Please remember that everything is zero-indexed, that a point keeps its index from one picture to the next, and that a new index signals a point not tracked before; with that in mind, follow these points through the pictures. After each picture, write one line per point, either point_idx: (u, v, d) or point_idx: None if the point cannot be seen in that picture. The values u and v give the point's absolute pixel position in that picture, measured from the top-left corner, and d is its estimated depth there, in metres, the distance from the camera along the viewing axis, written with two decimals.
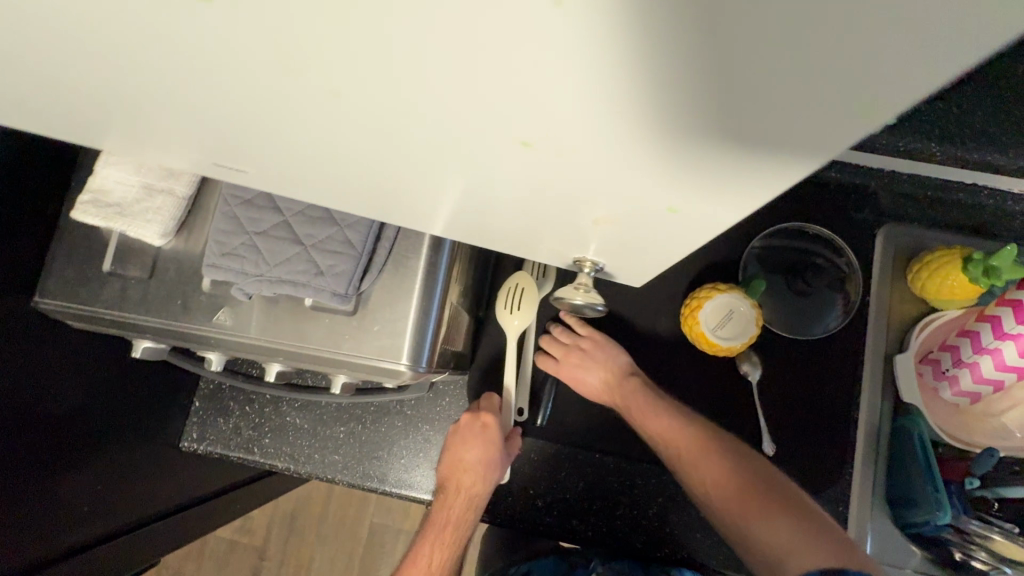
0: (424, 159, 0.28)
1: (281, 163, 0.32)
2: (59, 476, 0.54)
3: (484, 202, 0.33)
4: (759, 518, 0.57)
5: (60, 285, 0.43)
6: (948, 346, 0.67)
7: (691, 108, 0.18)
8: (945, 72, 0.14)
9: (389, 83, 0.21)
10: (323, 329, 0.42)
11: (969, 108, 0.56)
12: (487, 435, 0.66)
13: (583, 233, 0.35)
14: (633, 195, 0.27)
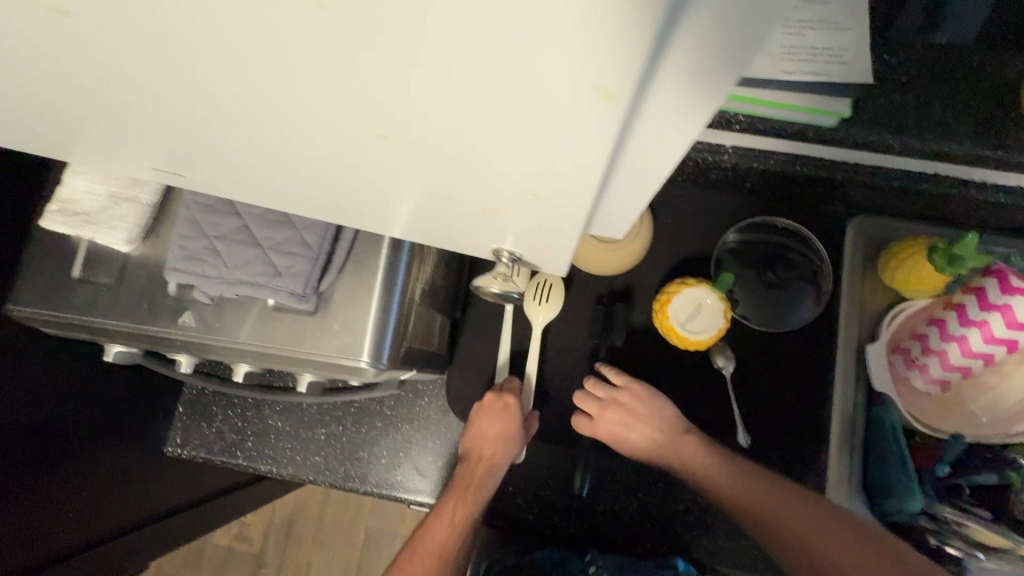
0: (306, 159, 0.31)
1: (197, 165, 0.35)
2: (40, 481, 0.55)
3: (381, 203, 0.36)
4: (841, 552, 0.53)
5: (33, 292, 0.44)
6: (918, 334, 0.67)
7: (468, 90, 0.21)
8: (632, 51, 0.17)
9: (234, 83, 0.24)
10: (285, 329, 0.43)
11: (923, 100, 0.57)
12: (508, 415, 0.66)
13: (481, 227, 0.37)
14: (492, 181, 0.29)
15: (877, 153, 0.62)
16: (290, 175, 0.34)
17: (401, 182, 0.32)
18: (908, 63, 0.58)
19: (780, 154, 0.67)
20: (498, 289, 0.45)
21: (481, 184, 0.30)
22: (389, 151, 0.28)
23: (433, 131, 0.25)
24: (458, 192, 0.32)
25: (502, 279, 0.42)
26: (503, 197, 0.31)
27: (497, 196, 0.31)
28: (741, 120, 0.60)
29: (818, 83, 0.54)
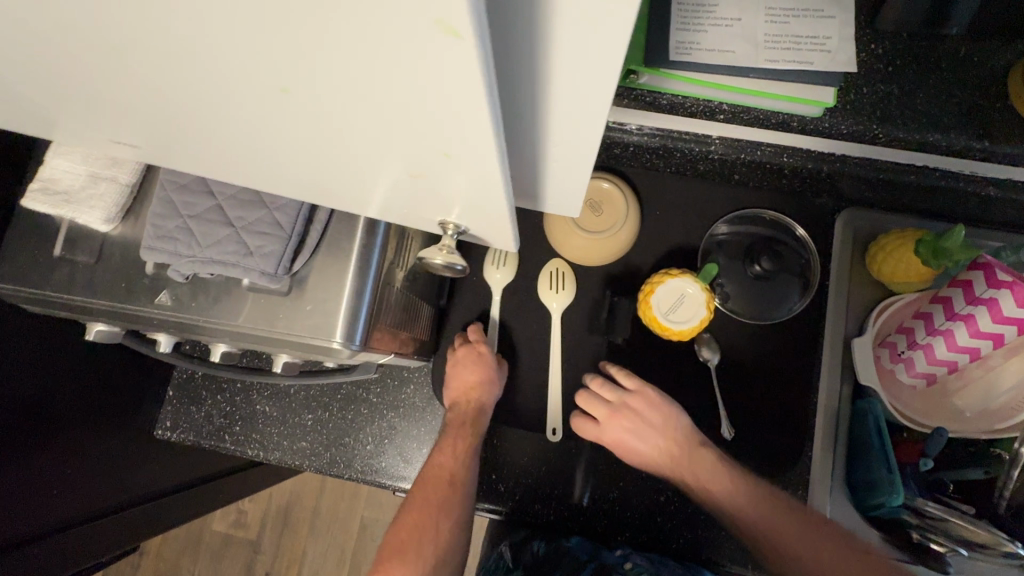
0: (199, 117, 0.27)
1: (95, 124, 0.31)
2: (25, 460, 0.56)
3: (298, 168, 0.32)
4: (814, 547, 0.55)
5: (15, 270, 0.45)
6: (904, 328, 0.66)
7: (307, 23, 0.17)
8: None
9: (73, 24, 0.20)
10: (260, 309, 0.44)
11: (908, 91, 0.57)
12: (481, 360, 0.70)
13: (414, 196, 0.33)
14: (400, 142, 0.25)
15: (863, 144, 0.61)
16: (193, 138, 0.30)
17: (317, 150, 0.28)
18: (892, 53, 0.58)
19: (767, 145, 0.67)
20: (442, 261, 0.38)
21: (400, 152, 0.27)
22: (289, 112, 0.24)
23: (306, 80, 0.21)
24: (372, 158, 0.28)
25: (447, 249, 0.38)
26: (428, 164, 0.28)
27: (421, 163, 0.28)
28: (724, 108, 0.60)
29: (799, 71, 0.54)
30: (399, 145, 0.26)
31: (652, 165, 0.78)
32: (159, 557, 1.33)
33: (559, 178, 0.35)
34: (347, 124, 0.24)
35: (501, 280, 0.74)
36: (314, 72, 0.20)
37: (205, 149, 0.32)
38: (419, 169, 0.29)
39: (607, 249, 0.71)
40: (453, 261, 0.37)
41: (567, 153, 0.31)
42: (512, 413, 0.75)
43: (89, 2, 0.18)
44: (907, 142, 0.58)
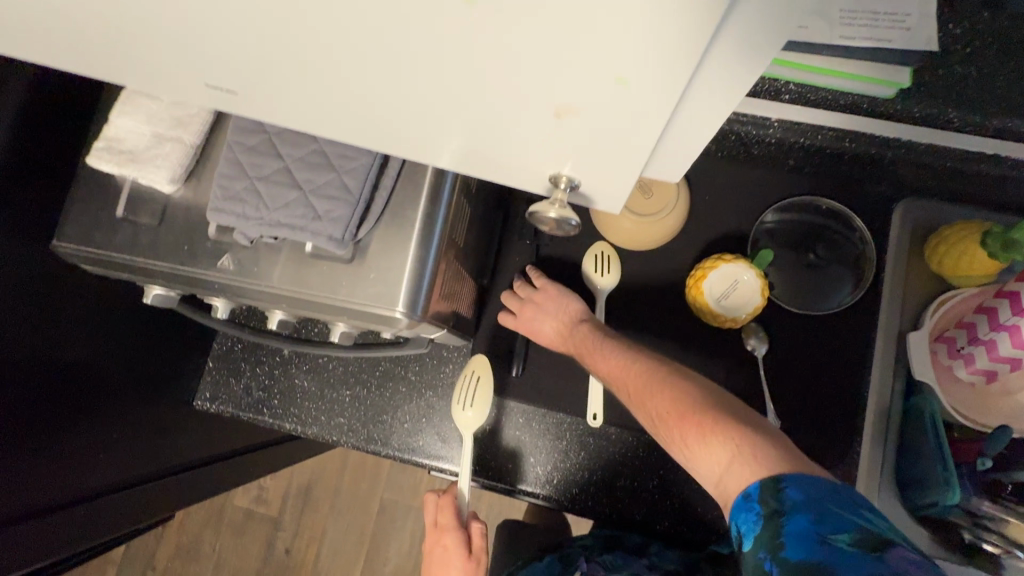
0: (330, 37, 0.24)
1: (193, 55, 0.28)
2: (66, 425, 0.56)
3: (415, 108, 0.29)
4: (694, 441, 0.50)
5: (78, 229, 0.45)
6: (965, 323, 0.64)
7: None
8: None
9: None
10: (321, 276, 0.43)
11: (987, 73, 0.54)
12: (450, 560, 0.63)
13: (531, 146, 0.31)
14: (566, 68, 0.23)
15: (935, 129, 0.59)
16: (305, 71, 0.27)
17: (453, 81, 0.26)
18: (972, 34, 0.55)
19: (828, 129, 0.64)
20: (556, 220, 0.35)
21: (554, 81, 0.24)
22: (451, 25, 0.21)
23: None
24: (513, 93, 0.26)
25: (559, 202, 0.35)
26: (574, 92, 0.25)
27: (568, 97, 0.25)
28: (791, 89, 0.58)
29: (875, 48, 0.52)
30: (560, 70, 0.23)
31: (702, 148, 0.76)
32: (183, 528, 1.35)
33: (678, 139, 0.31)
34: (511, 34, 0.21)
35: (470, 421, 0.67)
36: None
37: (310, 85, 0.29)
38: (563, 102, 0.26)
39: (653, 233, 0.70)
40: (567, 215, 0.34)
41: (706, 103, 0.27)
42: (552, 397, 0.73)
43: None
44: (982, 128, 0.56)
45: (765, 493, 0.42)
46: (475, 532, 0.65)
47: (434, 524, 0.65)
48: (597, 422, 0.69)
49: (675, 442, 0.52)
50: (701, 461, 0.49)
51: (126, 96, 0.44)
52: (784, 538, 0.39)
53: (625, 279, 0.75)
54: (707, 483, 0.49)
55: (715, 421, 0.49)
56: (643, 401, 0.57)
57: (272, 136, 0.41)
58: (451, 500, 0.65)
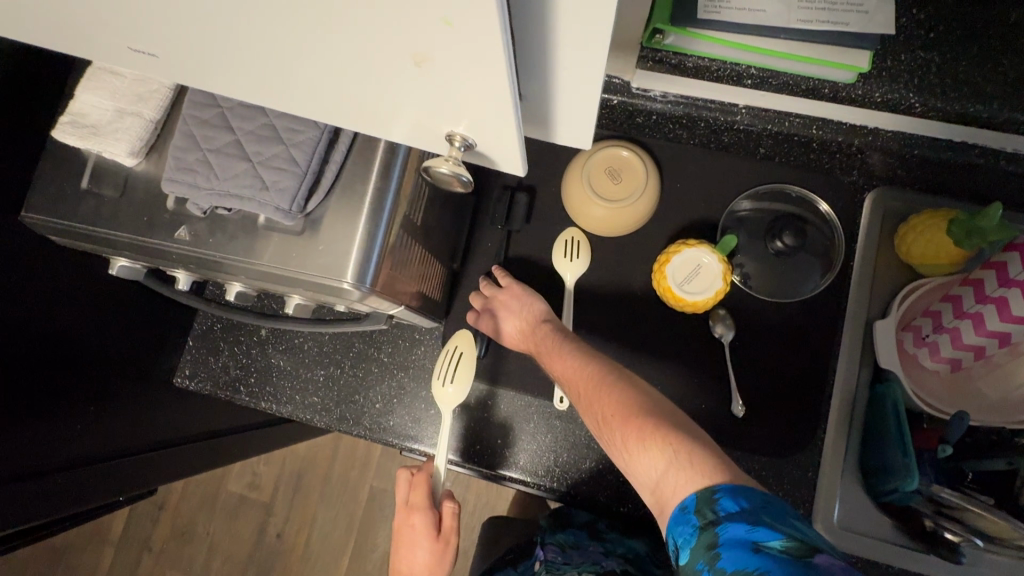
0: None
1: (79, 7, 0.28)
2: (39, 397, 0.57)
3: (290, 59, 0.28)
4: (636, 446, 0.50)
5: (45, 201, 0.47)
6: (931, 312, 0.64)
7: None
8: None
9: None
10: (274, 247, 0.45)
11: (951, 58, 0.54)
12: (419, 540, 0.64)
13: (416, 99, 0.30)
14: (397, 14, 0.22)
15: (899, 115, 0.59)
16: (168, 16, 0.27)
17: (304, 29, 0.25)
18: (934, 20, 0.55)
19: (795, 115, 0.65)
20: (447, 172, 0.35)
21: (394, 27, 0.23)
22: None
23: None
24: (364, 42, 0.25)
25: (454, 159, 0.35)
26: (417, 37, 0.23)
27: (420, 43, 0.24)
28: (752, 73, 0.57)
29: (833, 32, 0.52)
30: (391, 15, 0.22)
31: (675, 136, 0.76)
32: (177, 511, 1.38)
33: (571, 77, 0.29)
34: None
35: (450, 396, 0.68)
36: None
37: (184, 34, 0.28)
38: (412, 50, 0.24)
39: (623, 220, 0.70)
40: (461, 171, 0.35)
41: (576, 41, 0.25)
42: (522, 380, 0.74)
43: None
44: (945, 114, 0.56)
45: (699, 504, 0.41)
46: (447, 512, 0.66)
47: (405, 504, 0.66)
48: (564, 405, 0.71)
49: (619, 449, 0.52)
50: (642, 468, 0.48)
51: (90, 72, 0.46)
52: (717, 548, 0.38)
53: (597, 264, 0.76)
54: (646, 491, 0.48)
55: (659, 430, 0.49)
56: (593, 405, 0.57)
57: (225, 110, 0.43)
58: (424, 480, 0.66)
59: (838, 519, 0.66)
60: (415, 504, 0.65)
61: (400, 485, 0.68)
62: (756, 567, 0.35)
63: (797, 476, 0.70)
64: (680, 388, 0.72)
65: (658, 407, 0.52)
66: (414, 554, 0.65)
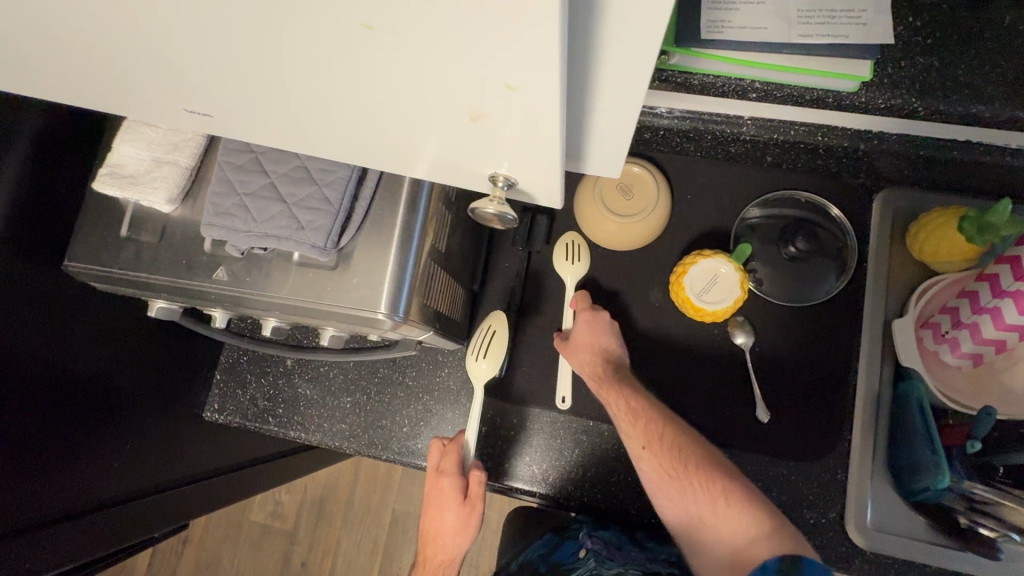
0: (247, 52, 0.25)
1: (146, 74, 0.30)
2: (81, 441, 0.59)
3: (346, 116, 0.30)
4: (726, 508, 0.56)
5: (86, 250, 0.49)
6: (948, 308, 0.64)
7: None
8: None
9: None
10: (309, 283, 0.46)
11: (951, 62, 0.56)
12: (446, 503, 0.64)
13: (461, 147, 0.32)
14: (459, 79, 0.24)
15: (901, 119, 0.60)
16: (236, 82, 0.29)
17: (367, 91, 0.27)
18: (930, 26, 0.57)
19: (799, 124, 0.67)
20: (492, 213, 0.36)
21: (454, 88, 0.25)
22: (348, 44, 0.23)
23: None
24: (424, 100, 0.27)
25: (499, 199, 0.36)
26: (480, 98, 0.25)
27: (476, 102, 0.26)
28: (756, 88, 0.59)
29: (832, 45, 0.54)
30: (454, 80, 0.24)
31: (683, 149, 0.78)
32: (202, 545, 1.37)
33: (610, 115, 0.32)
34: (400, 56, 0.23)
35: (483, 372, 0.69)
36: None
37: (255, 102, 0.31)
38: (474, 110, 0.27)
39: (636, 231, 0.71)
40: (505, 211, 0.36)
41: (620, 78, 0.28)
42: (546, 397, 0.75)
43: None
44: (949, 116, 0.57)
45: (783, 567, 0.49)
46: (474, 480, 0.65)
47: (434, 469, 0.66)
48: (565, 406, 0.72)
49: (687, 506, 0.58)
50: (733, 528, 0.55)
51: (126, 125, 0.48)
52: None
53: (612, 278, 0.77)
54: (715, 548, 0.56)
55: (751, 504, 0.56)
56: (656, 463, 0.60)
57: (259, 155, 0.45)
58: (456, 448, 0.66)
59: (871, 519, 0.66)
60: (444, 467, 0.65)
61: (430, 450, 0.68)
62: None
63: (826, 479, 0.70)
64: (702, 396, 0.73)
65: (725, 469, 0.59)
66: (442, 519, 0.65)
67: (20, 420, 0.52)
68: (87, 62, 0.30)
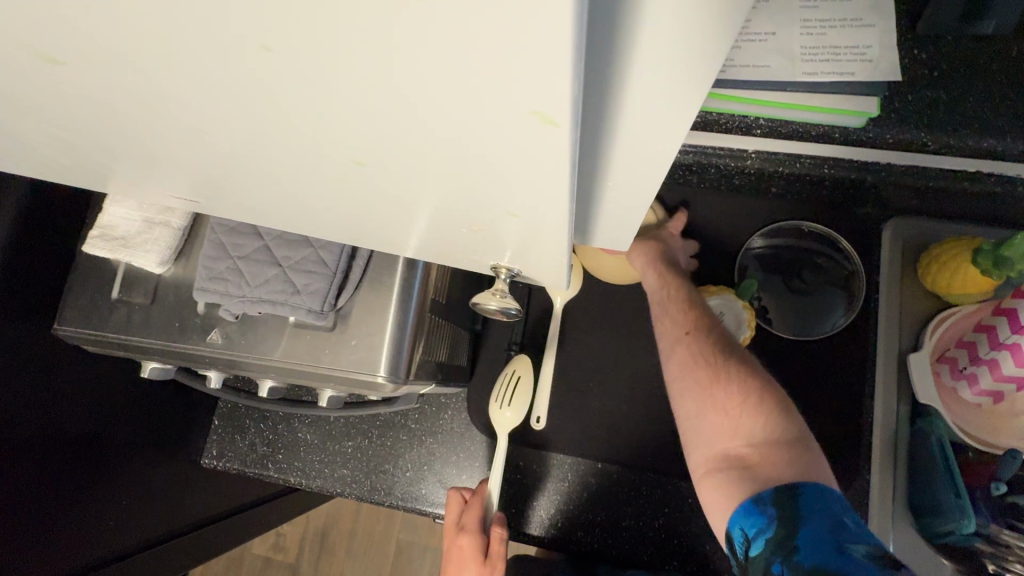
0: (269, 177, 0.27)
1: (156, 174, 0.31)
2: (73, 501, 0.57)
3: (360, 223, 0.32)
4: (747, 408, 0.52)
5: (76, 313, 0.47)
6: (965, 342, 0.62)
7: (407, 113, 0.18)
8: (552, 77, 0.14)
9: (178, 106, 0.21)
10: (306, 345, 0.45)
11: (959, 94, 0.54)
12: (466, 563, 0.62)
13: (471, 244, 0.33)
14: (473, 205, 0.26)
15: (909, 152, 0.59)
16: (262, 196, 0.31)
17: (379, 208, 0.29)
18: (938, 58, 0.55)
19: (806, 157, 0.65)
20: (500, 308, 0.36)
21: (463, 209, 0.27)
22: (365, 180, 0.25)
23: (402, 154, 0.21)
24: (440, 214, 0.28)
25: (501, 292, 0.36)
26: (488, 219, 0.27)
27: (485, 219, 0.27)
28: (762, 124, 0.58)
29: (839, 82, 0.52)
30: (466, 204, 0.26)
31: (685, 180, 0.77)
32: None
33: (616, 217, 0.33)
34: (408, 179, 0.24)
35: (509, 421, 0.68)
36: (393, 141, 0.20)
37: (260, 200, 0.31)
38: (479, 221, 0.28)
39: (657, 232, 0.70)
40: (510, 304, 0.36)
41: (625, 192, 0.29)
42: (551, 438, 0.73)
43: (190, 90, 0.19)
44: (959, 149, 0.55)
45: (779, 497, 0.44)
46: (495, 537, 0.63)
47: (456, 525, 0.64)
48: (541, 426, 0.70)
49: (711, 399, 0.54)
50: (746, 423, 0.51)
51: None
52: (795, 544, 0.40)
53: (616, 314, 0.76)
54: (722, 441, 0.52)
55: (776, 415, 0.51)
56: (694, 351, 0.58)
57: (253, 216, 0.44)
58: (478, 503, 0.64)
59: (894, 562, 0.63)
60: (467, 523, 0.63)
61: (452, 504, 0.66)
62: (840, 564, 0.38)
63: None
64: None
65: (770, 385, 0.54)
66: None
67: (13, 484, 0.51)
68: (81, 151, 0.30)
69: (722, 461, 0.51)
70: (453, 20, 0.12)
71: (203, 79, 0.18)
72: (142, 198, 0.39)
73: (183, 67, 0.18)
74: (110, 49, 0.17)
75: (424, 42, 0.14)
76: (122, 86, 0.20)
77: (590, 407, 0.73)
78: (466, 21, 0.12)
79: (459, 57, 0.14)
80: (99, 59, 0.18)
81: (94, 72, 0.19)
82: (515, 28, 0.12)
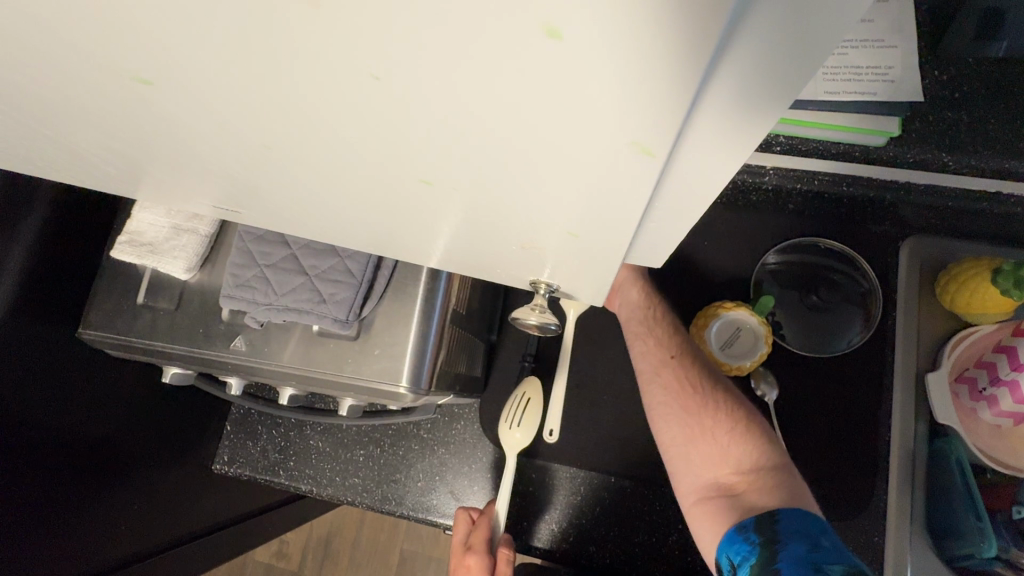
0: (323, 191, 0.27)
1: (203, 185, 0.31)
2: (89, 505, 0.57)
3: (401, 236, 0.32)
4: (734, 437, 0.54)
5: (100, 318, 0.48)
6: (985, 363, 0.62)
7: (492, 136, 0.18)
8: (657, 104, 0.14)
9: (254, 124, 0.21)
10: (329, 354, 0.45)
11: (981, 116, 0.54)
12: None
13: (510, 259, 0.33)
14: (526, 224, 0.26)
15: (930, 172, 0.59)
16: (310, 209, 0.31)
17: (426, 223, 0.29)
18: (960, 80, 0.55)
19: (824, 174, 0.65)
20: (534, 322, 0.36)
21: (515, 228, 0.27)
22: (425, 197, 0.25)
23: (473, 172, 0.21)
24: (489, 231, 0.28)
25: (540, 307, 0.37)
26: (537, 239, 0.28)
27: (537, 239, 0.28)
28: (782, 141, 0.57)
29: (860, 102, 0.53)
30: (518, 224, 0.26)
31: None
32: None
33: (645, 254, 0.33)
34: (471, 198, 0.24)
35: (517, 442, 0.68)
36: (468, 162, 0.20)
37: (304, 212, 0.32)
38: (529, 240, 0.28)
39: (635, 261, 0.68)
40: (546, 319, 0.36)
41: (659, 237, 0.29)
42: (564, 451, 0.73)
43: (271, 110, 0.20)
44: (980, 169, 0.55)
45: (759, 522, 0.46)
46: (502, 558, 0.62)
47: (462, 544, 0.64)
48: (553, 439, 0.70)
49: (699, 427, 0.55)
50: (735, 454, 0.53)
51: None
52: (776, 564, 0.42)
53: None
54: (713, 470, 0.53)
55: (759, 443, 0.54)
56: (679, 375, 0.59)
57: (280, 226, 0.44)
58: (486, 523, 0.64)
59: None
60: (474, 543, 0.62)
61: (459, 525, 0.66)
62: None
63: (861, 543, 0.67)
64: None
65: (751, 413, 0.57)
66: None
67: (31, 487, 0.51)
68: (128, 160, 0.30)
69: (712, 490, 0.52)
70: (573, 54, 0.13)
71: (295, 104, 0.19)
72: (177, 205, 0.40)
73: (278, 92, 0.18)
74: (206, 72, 0.18)
75: (539, 69, 0.14)
76: (196, 102, 0.21)
77: (604, 421, 0.73)
78: (592, 55, 0.13)
79: (573, 93, 0.15)
80: (184, 78, 0.19)
81: (169, 89, 0.20)
82: (641, 59, 0.13)
